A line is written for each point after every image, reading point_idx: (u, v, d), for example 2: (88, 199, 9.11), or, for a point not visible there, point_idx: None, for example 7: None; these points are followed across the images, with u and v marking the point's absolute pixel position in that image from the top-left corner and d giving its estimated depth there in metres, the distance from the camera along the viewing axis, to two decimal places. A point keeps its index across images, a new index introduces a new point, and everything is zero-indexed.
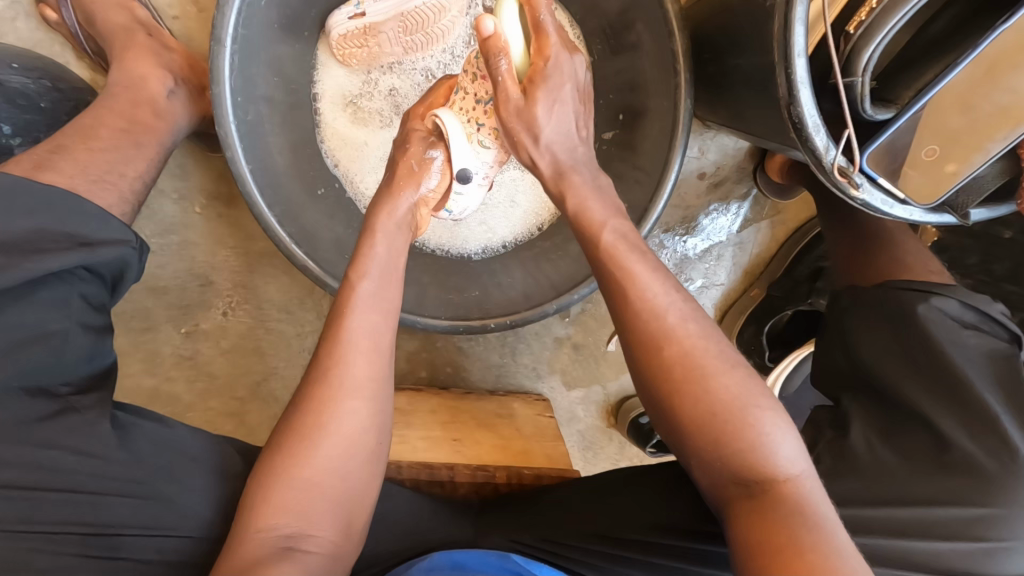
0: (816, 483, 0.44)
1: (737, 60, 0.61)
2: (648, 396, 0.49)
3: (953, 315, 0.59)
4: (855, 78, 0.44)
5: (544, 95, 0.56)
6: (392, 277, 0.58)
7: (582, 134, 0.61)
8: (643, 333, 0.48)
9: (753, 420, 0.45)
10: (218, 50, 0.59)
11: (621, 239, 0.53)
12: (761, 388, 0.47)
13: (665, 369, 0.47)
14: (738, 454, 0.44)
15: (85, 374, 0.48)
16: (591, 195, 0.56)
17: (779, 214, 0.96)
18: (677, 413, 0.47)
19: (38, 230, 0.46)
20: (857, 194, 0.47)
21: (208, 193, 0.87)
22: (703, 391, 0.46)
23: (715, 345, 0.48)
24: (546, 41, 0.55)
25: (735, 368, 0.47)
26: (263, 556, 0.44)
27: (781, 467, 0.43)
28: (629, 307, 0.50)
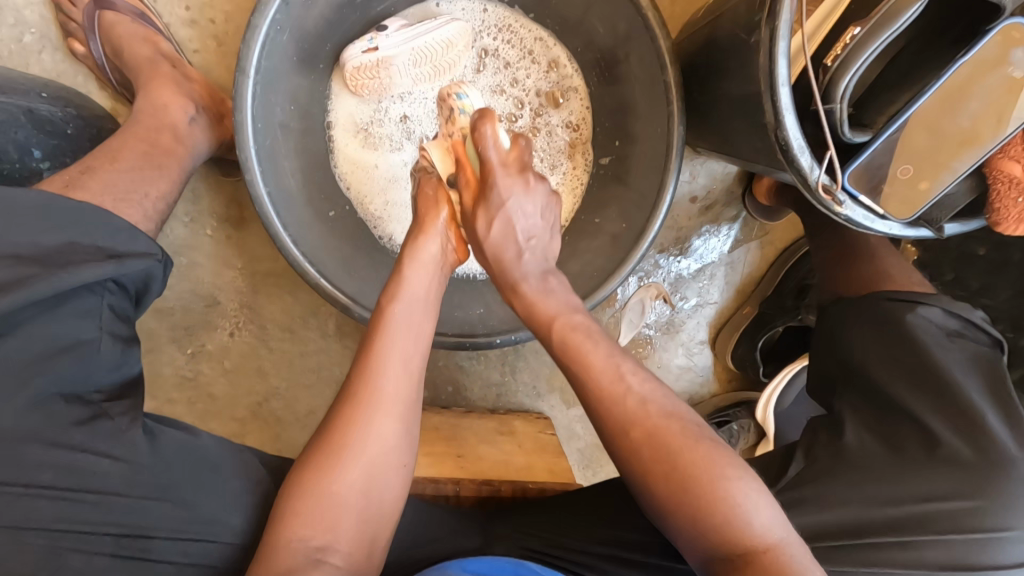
0: (795, 550, 0.46)
1: (724, 90, 0.65)
2: (629, 474, 0.51)
3: (937, 321, 0.63)
4: (835, 105, 0.48)
5: (487, 216, 0.61)
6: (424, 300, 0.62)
7: (539, 227, 0.63)
8: (611, 420, 0.52)
9: (725, 490, 0.47)
10: (242, 80, 0.63)
11: (576, 322, 0.59)
12: (729, 458, 0.49)
13: (633, 454, 0.50)
14: (720, 526, 0.46)
15: (115, 382, 0.49)
16: (538, 298, 0.61)
17: (767, 235, 1.01)
18: (658, 502, 0.49)
19: (70, 245, 0.48)
20: (841, 210, 0.51)
21: (218, 216, 0.89)
22: (678, 469, 0.48)
23: (680, 424, 0.51)
24: (487, 167, 0.59)
25: (702, 442, 0.50)
26: (297, 564, 0.47)
27: (760, 536, 0.46)
28: (590, 391, 0.53)
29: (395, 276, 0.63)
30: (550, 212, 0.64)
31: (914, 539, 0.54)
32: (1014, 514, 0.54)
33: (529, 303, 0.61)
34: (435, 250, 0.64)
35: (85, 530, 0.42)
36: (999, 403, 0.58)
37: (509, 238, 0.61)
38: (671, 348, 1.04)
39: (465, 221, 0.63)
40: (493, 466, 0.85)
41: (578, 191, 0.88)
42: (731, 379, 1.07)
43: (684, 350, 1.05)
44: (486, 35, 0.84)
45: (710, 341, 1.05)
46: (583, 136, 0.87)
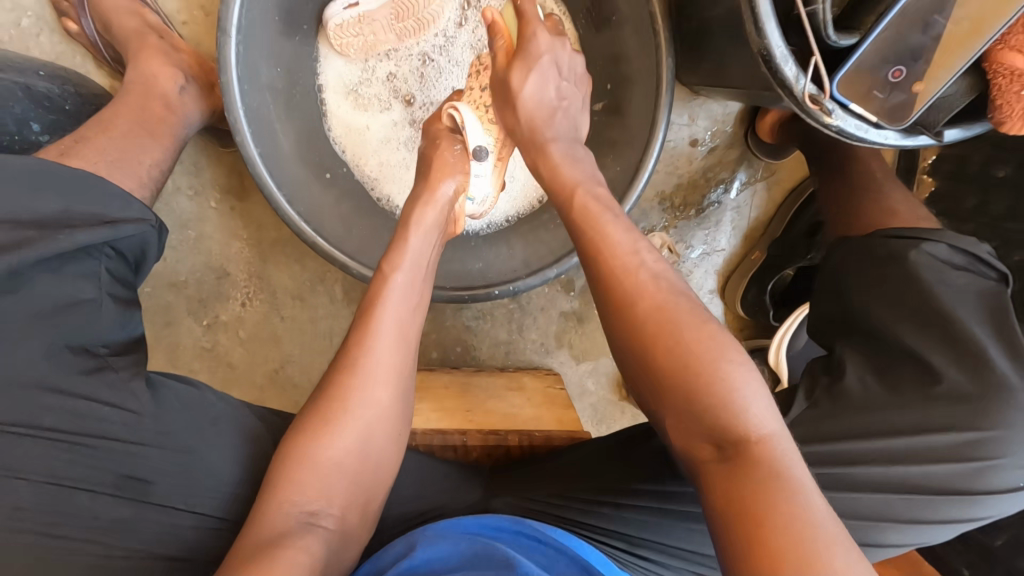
0: (787, 443, 0.41)
1: (710, 14, 0.63)
2: (628, 362, 0.50)
3: (943, 258, 0.59)
4: (816, 6, 0.46)
5: (523, 62, 0.62)
6: (417, 262, 0.61)
7: (563, 103, 0.64)
8: (615, 291, 0.50)
9: (724, 373, 0.44)
10: (224, 41, 0.64)
11: (592, 199, 0.56)
12: (737, 349, 0.46)
13: (638, 323, 0.48)
14: (714, 407, 0.42)
15: (122, 338, 0.52)
16: (564, 163, 0.60)
17: (773, 175, 0.98)
18: (652, 368, 0.47)
19: (67, 210, 0.50)
20: (831, 120, 0.49)
21: (221, 188, 0.91)
22: (677, 346, 0.46)
23: (686, 302, 0.49)
24: (526, 21, 0.63)
25: (708, 326, 0.47)
26: (287, 528, 0.45)
27: (755, 425, 0.42)
28: (605, 266, 0.52)
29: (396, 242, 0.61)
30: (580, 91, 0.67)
31: (908, 476, 0.54)
32: (1010, 444, 0.54)
33: (556, 166, 0.60)
34: (433, 215, 0.64)
35: (91, 468, 0.45)
36: (1005, 338, 0.56)
37: (545, 94, 0.63)
38: None
39: (500, 81, 0.64)
40: (501, 418, 0.86)
41: None
42: (743, 327, 1.05)
43: None
44: None
45: (720, 289, 1.03)
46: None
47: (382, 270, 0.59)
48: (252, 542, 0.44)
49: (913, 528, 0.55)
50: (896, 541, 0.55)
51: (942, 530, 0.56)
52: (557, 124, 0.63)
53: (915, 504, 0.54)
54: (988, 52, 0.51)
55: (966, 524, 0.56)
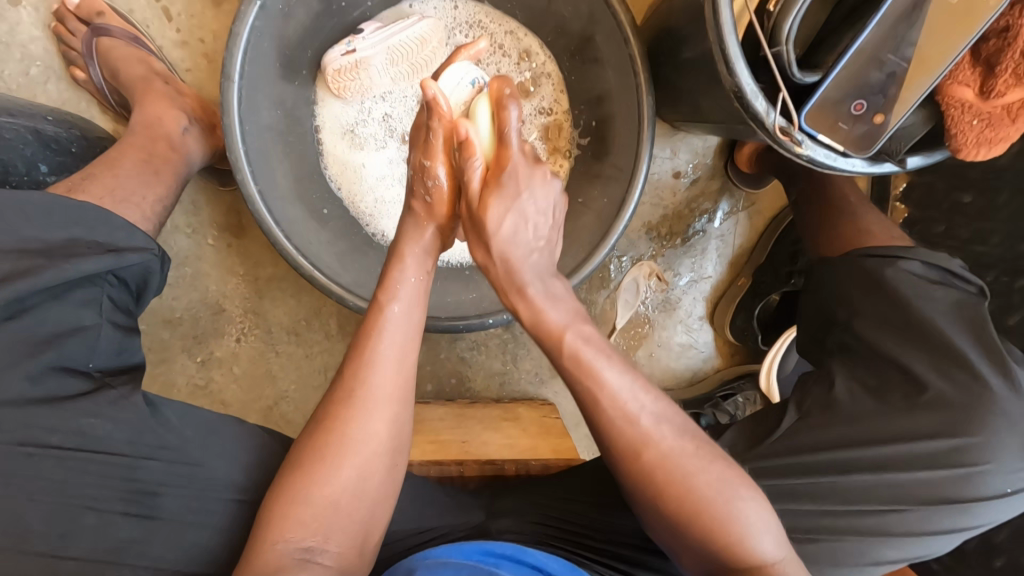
0: (796, 565, 0.50)
1: (686, 55, 0.67)
2: (640, 507, 0.54)
3: (918, 273, 0.62)
4: (781, 48, 0.50)
5: (499, 199, 0.63)
6: (417, 289, 0.62)
7: (540, 244, 0.66)
8: (624, 441, 0.53)
9: (736, 510, 0.50)
10: (228, 85, 0.67)
11: (582, 345, 0.57)
12: (740, 479, 0.52)
13: (650, 476, 0.52)
14: (733, 550, 0.49)
15: (117, 365, 0.52)
16: (546, 305, 0.61)
17: (753, 205, 1.02)
18: (666, 517, 0.51)
19: (71, 239, 0.51)
20: (802, 150, 0.53)
21: (219, 226, 0.93)
22: (690, 492, 0.50)
23: (690, 443, 0.53)
24: (506, 151, 0.64)
25: (713, 464, 0.52)
26: (283, 565, 0.46)
27: (767, 552, 0.49)
28: (606, 421, 0.54)
29: (393, 263, 0.63)
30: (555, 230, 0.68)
31: (899, 483, 0.55)
32: (998, 450, 0.55)
33: (538, 309, 0.60)
34: (426, 235, 0.65)
35: (93, 492, 0.45)
36: (983, 349, 0.57)
37: (519, 238, 0.64)
38: (669, 326, 1.04)
39: (473, 212, 0.65)
40: (498, 447, 0.86)
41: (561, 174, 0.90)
42: (733, 353, 1.07)
43: (683, 327, 1.05)
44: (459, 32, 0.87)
45: (709, 316, 1.05)
46: (561, 121, 0.90)
47: (377, 301, 0.60)
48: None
49: (908, 541, 0.55)
50: (893, 556, 0.56)
51: (938, 541, 0.56)
52: (532, 263, 0.64)
53: (912, 510, 0.55)
54: (939, 87, 0.56)
55: (960, 534, 0.56)
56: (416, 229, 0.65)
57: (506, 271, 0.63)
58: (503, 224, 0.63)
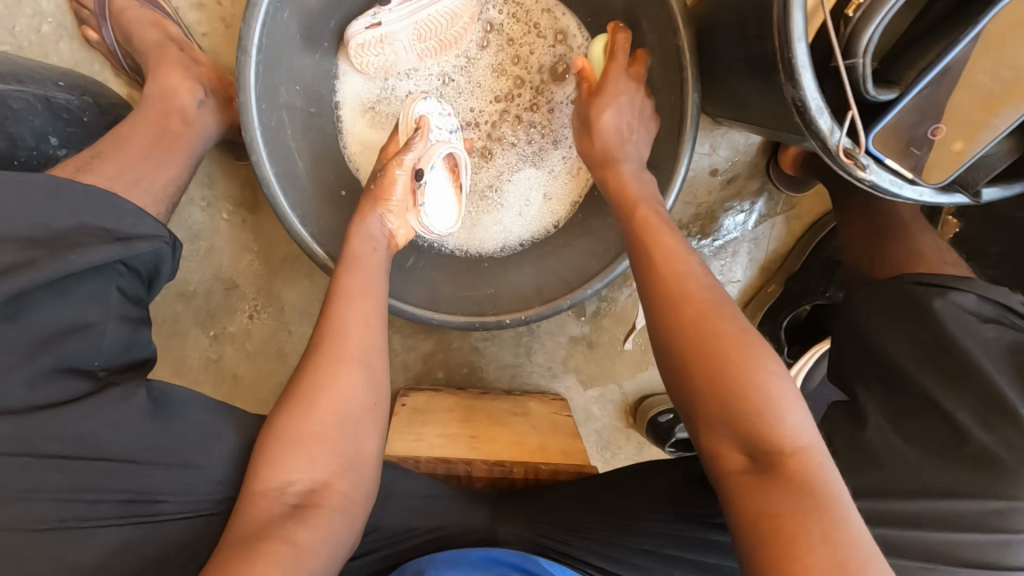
0: (823, 455, 0.43)
1: (737, 52, 0.61)
2: (665, 363, 0.50)
3: (969, 307, 0.57)
4: (857, 60, 0.44)
5: (605, 98, 0.67)
6: (375, 259, 0.65)
7: (632, 137, 0.67)
8: (666, 288, 0.51)
9: (766, 383, 0.45)
10: (245, 60, 0.63)
11: (654, 216, 0.58)
12: (776, 354, 0.47)
13: (681, 316, 0.49)
14: (751, 418, 0.44)
15: (122, 363, 0.51)
16: (631, 181, 0.63)
17: (794, 208, 0.96)
18: (687, 372, 0.48)
19: (80, 225, 0.49)
20: (865, 175, 0.47)
21: (233, 201, 0.90)
22: (720, 349, 0.47)
23: (731, 312, 0.49)
24: (612, 62, 0.69)
25: (750, 333, 0.48)
26: (271, 514, 0.47)
27: (796, 434, 0.43)
28: (654, 264, 0.53)
29: (352, 236, 0.65)
30: (645, 125, 0.69)
31: (928, 541, 0.49)
32: None
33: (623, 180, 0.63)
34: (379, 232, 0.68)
35: (95, 496, 0.44)
36: None
37: (617, 127, 0.67)
38: None
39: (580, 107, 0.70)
40: (507, 446, 0.85)
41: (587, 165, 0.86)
42: None
43: None
44: (491, 7, 0.81)
45: None
46: None
47: (341, 266, 0.62)
48: (239, 539, 0.45)
49: None
50: None
51: None
52: (630, 153, 0.66)
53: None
54: None
55: None
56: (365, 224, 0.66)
57: (601, 147, 0.67)
58: (616, 117, 0.66)
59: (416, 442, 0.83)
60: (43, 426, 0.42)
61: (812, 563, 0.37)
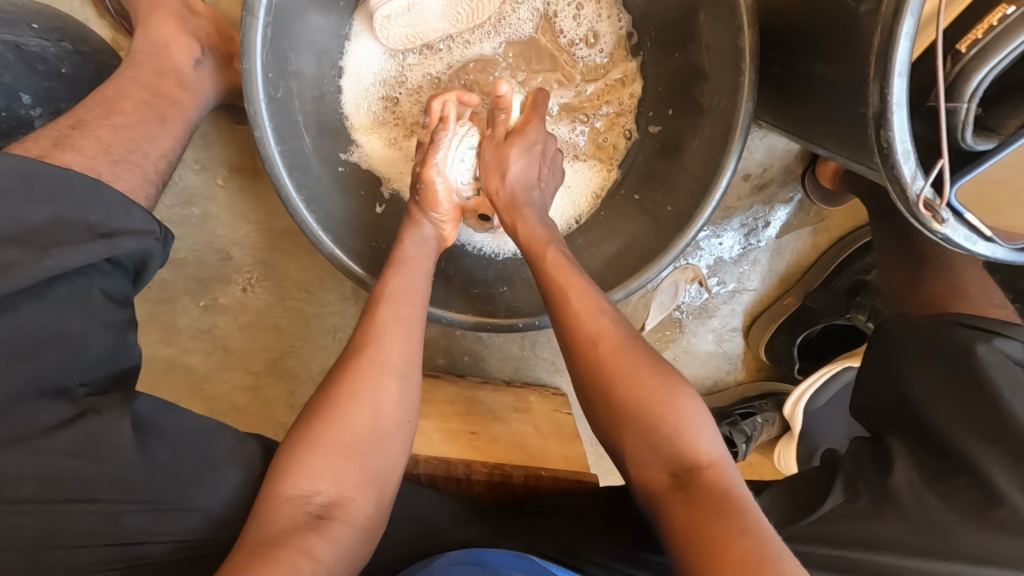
0: (734, 470, 0.44)
1: (813, 65, 0.54)
2: (588, 405, 0.52)
3: (1016, 357, 0.54)
4: (960, 105, 0.39)
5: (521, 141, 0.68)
6: (422, 270, 0.62)
7: (542, 182, 0.69)
8: (582, 330, 0.54)
9: (681, 410, 0.47)
10: (251, 22, 0.55)
11: (562, 257, 0.60)
12: (683, 381, 0.49)
13: (594, 360, 0.52)
14: (666, 441, 0.45)
15: (105, 374, 0.46)
16: (533, 224, 0.64)
17: (823, 221, 0.92)
18: (607, 400, 0.49)
19: (55, 220, 0.43)
20: (940, 227, 0.43)
21: (231, 165, 0.83)
22: (630, 384, 0.48)
23: (639, 348, 0.52)
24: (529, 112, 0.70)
25: (659, 365, 0.50)
26: (296, 522, 0.43)
27: (704, 449, 0.45)
28: (569, 311, 0.56)
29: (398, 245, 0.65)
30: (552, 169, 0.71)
31: None
32: None
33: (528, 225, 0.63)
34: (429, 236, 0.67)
35: None
36: None
37: (531, 173, 0.67)
38: (700, 333, 0.98)
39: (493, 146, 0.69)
40: (509, 446, 0.82)
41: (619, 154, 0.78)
42: (760, 368, 1.01)
43: (715, 336, 0.98)
44: None
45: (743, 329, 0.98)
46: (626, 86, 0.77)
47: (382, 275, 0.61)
48: (256, 542, 0.41)
49: None
50: None
51: None
52: (535, 200, 0.67)
53: None
54: None
55: None
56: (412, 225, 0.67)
57: (508, 194, 0.67)
58: (518, 165, 0.66)
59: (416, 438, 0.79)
60: (23, 466, 0.37)
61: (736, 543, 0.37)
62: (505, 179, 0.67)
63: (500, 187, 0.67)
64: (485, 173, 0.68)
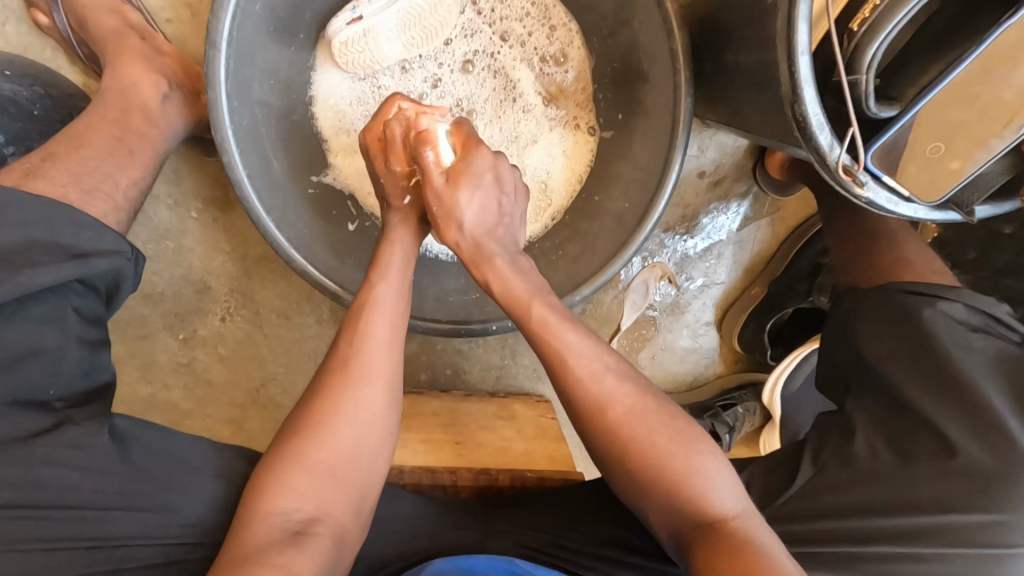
0: (756, 521, 0.46)
1: (738, 57, 0.59)
2: (604, 461, 0.51)
3: (959, 319, 0.57)
4: (860, 76, 0.45)
5: (466, 182, 0.60)
6: (405, 267, 0.61)
7: (504, 219, 0.63)
8: (586, 403, 0.51)
9: (699, 470, 0.48)
10: (213, 54, 0.59)
11: (549, 313, 0.56)
12: (699, 433, 0.50)
13: (611, 431, 0.50)
14: (693, 503, 0.47)
15: (83, 389, 0.48)
16: (511, 277, 0.60)
17: (778, 212, 0.96)
18: (630, 471, 0.49)
19: (29, 242, 0.45)
20: (863, 191, 0.48)
21: (204, 198, 0.86)
22: (652, 447, 0.49)
23: (653, 402, 0.52)
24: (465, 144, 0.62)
25: (676, 420, 0.51)
26: (273, 538, 0.45)
27: (726, 507, 0.46)
28: (565, 370, 0.53)
29: (385, 246, 0.62)
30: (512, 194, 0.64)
31: (916, 556, 0.50)
32: None
33: (504, 280, 0.59)
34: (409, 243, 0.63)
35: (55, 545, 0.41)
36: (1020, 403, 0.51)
37: (487, 218, 0.61)
38: (675, 330, 1.00)
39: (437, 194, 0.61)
40: (493, 453, 0.83)
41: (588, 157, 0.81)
42: (737, 360, 1.03)
43: (689, 331, 1.01)
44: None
45: (716, 322, 1.01)
46: (585, 92, 0.81)
47: (368, 279, 0.59)
48: (234, 561, 0.42)
49: None
50: None
51: None
52: (500, 239, 0.62)
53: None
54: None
55: None
56: (398, 233, 0.63)
57: (472, 242, 0.61)
58: (471, 207, 0.60)
59: (400, 451, 0.80)
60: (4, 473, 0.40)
61: None
62: (462, 230, 0.61)
63: (461, 240, 0.61)
64: (439, 225, 0.61)
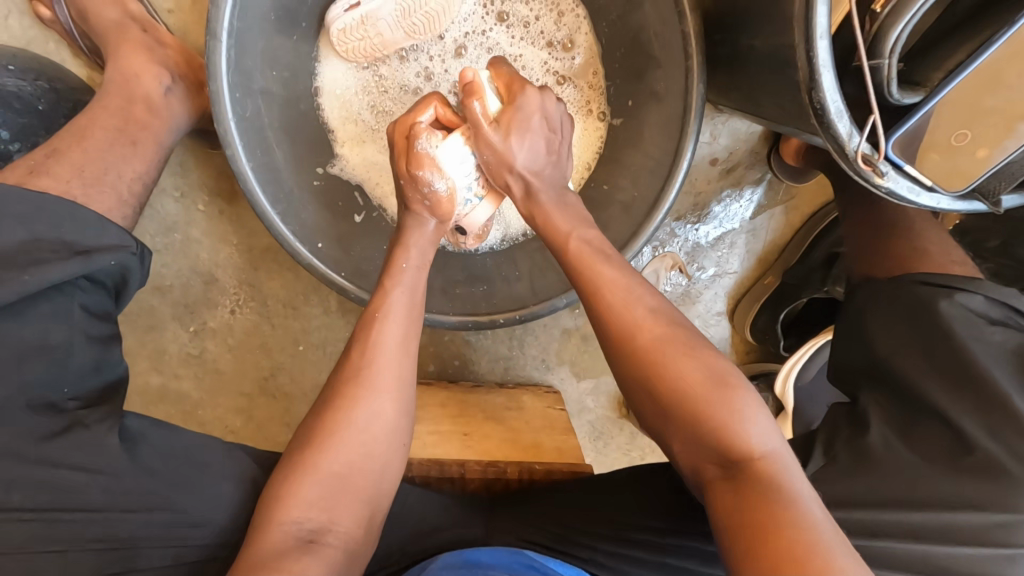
0: (789, 461, 0.43)
1: (752, 41, 0.56)
2: (633, 392, 0.50)
3: (973, 310, 0.55)
4: (882, 60, 0.43)
5: (516, 129, 0.59)
6: (419, 277, 0.60)
7: (554, 156, 0.62)
8: (611, 327, 0.51)
9: (729, 402, 0.45)
10: (214, 45, 0.58)
11: (585, 246, 0.56)
12: (730, 366, 0.47)
13: (636, 354, 0.49)
14: (714, 432, 0.44)
15: (91, 386, 0.48)
16: (553, 209, 0.60)
17: (793, 199, 0.94)
18: (655, 398, 0.48)
19: (32, 240, 0.46)
20: (883, 180, 0.47)
21: (210, 190, 0.86)
22: (673, 375, 0.47)
23: (681, 335, 0.49)
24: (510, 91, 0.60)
25: (702, 352, 0.48)
26: (286, 546, 0.44)
27: (754, 443, 0.43)
28: (596, 297, 0.53)
29: (396, 252, 0.61)
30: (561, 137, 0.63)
31: (931, 555, 0.49)
32: None
33: (546, 213, 0.59)
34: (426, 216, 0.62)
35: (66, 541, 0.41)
36: None
37: (536, 155, 0.60)
38: (686, 320, 0.99)
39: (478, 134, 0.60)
40: (501, 444, 0.83)
41: (597, 145, 0.79)
42: (749, 350, 1.02)
43: (700, 321, 0.99)
44: None
45: (728, 313, 0.99)
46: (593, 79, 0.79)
47: (381, 286, 0.58)
48: (246, 568, 0.42)
49: None
50: None
51: None
52: (548, 176, 0.61)
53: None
54: None
55: None
56: (416, 222, 0.62)
57: (520, 180, 0.61)
58: (525, 151, 0.60)
59: (408, 442, 0.80)
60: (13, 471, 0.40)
61: (784, 531, 0.36)
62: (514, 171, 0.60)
63: (514, 181, 0.61)
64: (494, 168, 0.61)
